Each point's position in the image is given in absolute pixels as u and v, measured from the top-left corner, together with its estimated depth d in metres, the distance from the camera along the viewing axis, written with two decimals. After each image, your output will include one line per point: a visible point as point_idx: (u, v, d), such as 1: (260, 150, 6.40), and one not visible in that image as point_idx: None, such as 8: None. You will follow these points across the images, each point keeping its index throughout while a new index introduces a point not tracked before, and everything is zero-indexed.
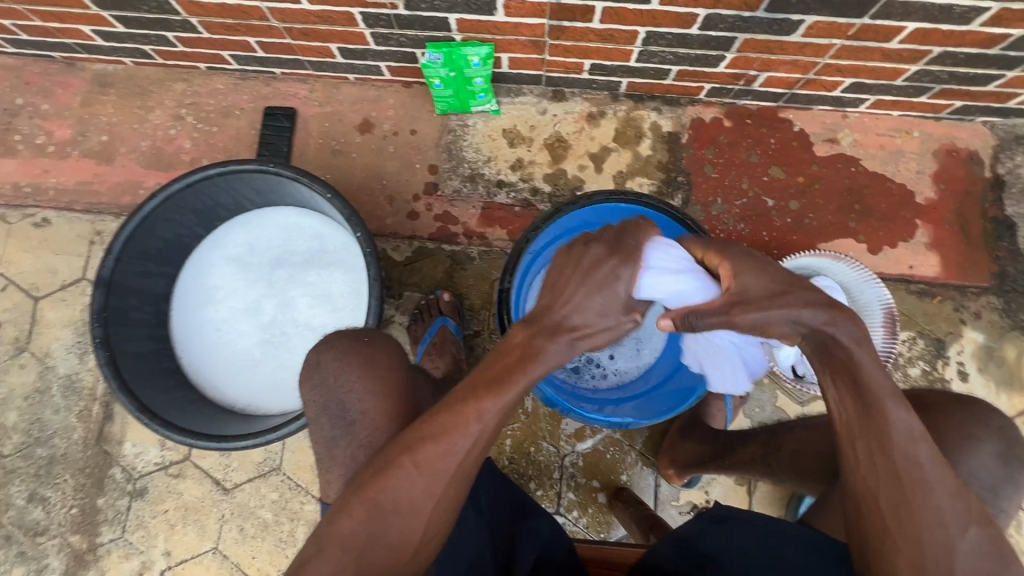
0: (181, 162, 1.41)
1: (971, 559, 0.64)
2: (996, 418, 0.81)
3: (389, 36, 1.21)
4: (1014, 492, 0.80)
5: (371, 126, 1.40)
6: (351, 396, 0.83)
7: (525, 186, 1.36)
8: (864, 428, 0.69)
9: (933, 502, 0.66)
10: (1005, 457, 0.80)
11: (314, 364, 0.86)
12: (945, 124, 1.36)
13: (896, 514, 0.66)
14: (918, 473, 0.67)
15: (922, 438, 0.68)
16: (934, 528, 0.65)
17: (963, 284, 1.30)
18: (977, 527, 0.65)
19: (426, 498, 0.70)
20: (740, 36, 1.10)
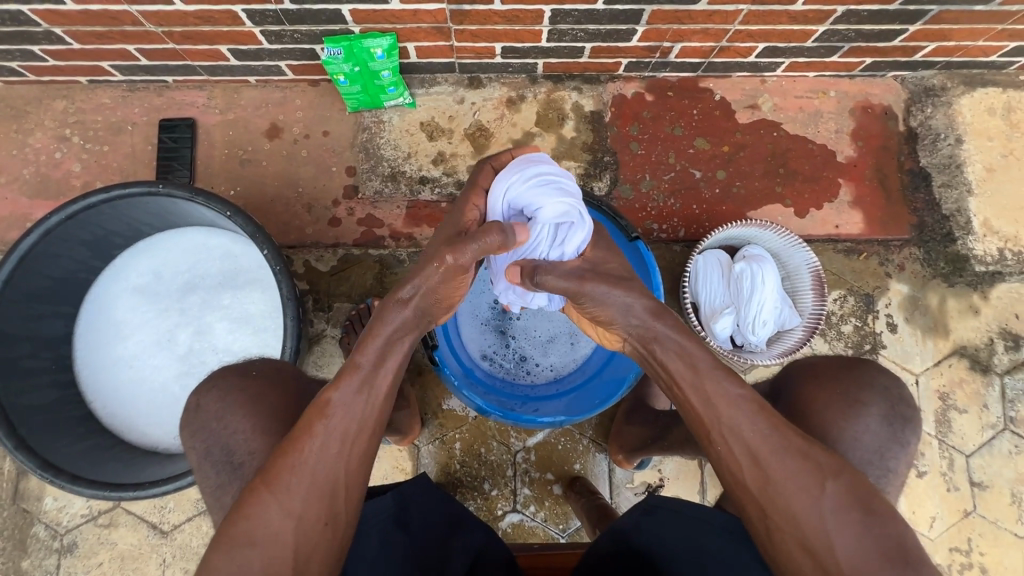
0: (73, 187, 1.28)
1: (838, 514, 0.64)
2: (881, 379, 0.84)
3: (281, 33, 1.12)
4: (902, 453, 0.81)
5: (280, 131, 1.32)
6: (238, 438, 0.77)
7: (449, 181, 1.30)
8: (713, 418, 0.70)
9: (787, 472, 0.66)
10: (889, 418, 0.81)
11: (193, 408, 0.81)
12: (859, 81, 1.38)
13: (764, 492, 0.66)
14: (767, 448, 0.67)
15: (756, 411, 0.69)
16: (796, 496, 0.65)
17: (886, 239, 1.33)
18: (832, 481, 0.66)
19: (300, 511, 0.65)
20: (647, 8, 1.07)
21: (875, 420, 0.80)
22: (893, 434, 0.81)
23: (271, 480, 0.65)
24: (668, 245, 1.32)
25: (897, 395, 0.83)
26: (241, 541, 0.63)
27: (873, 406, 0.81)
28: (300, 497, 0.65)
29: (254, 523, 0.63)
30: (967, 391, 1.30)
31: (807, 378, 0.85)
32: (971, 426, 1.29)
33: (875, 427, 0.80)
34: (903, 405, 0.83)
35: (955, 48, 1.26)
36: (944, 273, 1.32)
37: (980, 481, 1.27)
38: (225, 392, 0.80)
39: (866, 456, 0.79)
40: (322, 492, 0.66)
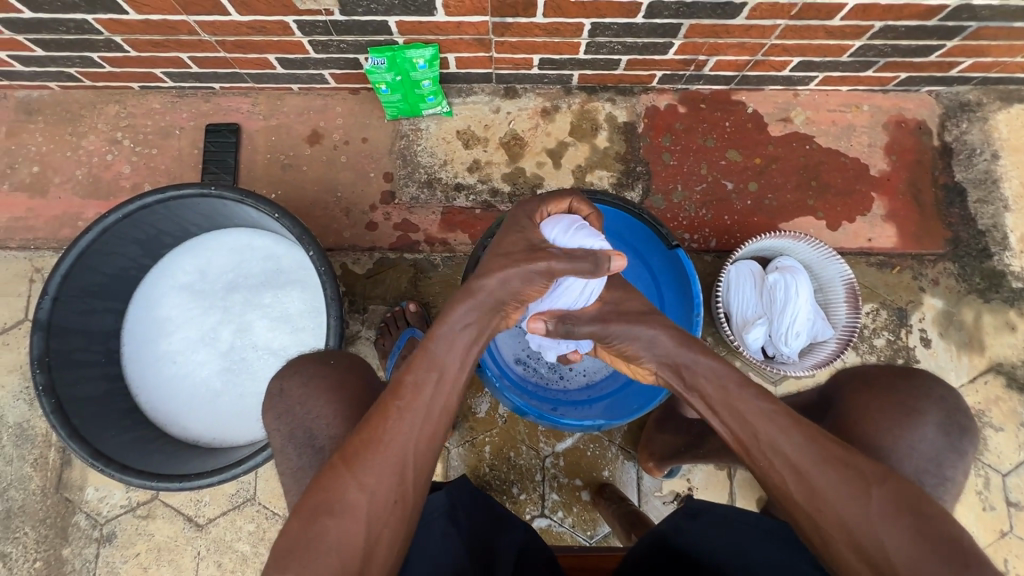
0: (122, 188, 1.33)
1: (887, 518, 0.64)
2: (938, 388, 0.83)
3: (328, 43, 1.16)
4: (960, 461, 0.80)
5: (320, 137, 1.36)
6: (319, 422, 0.81)
7: (484, 188, 1.33)
8: (750, 435, 0.72)
9: (831, 481, 0.66)
10: (947, 428, 0.80)
11: (277, 393, 0.85)
12: (892, 96, 1.38)
13: (810, 502, 0.67)
14: (806, 460, 0.68)
15: (791, 425, 0.70)
16: (843, 504, 0.65)
17: (920, 253, 1.33)
18: (877, 486, 0.66)
19: (373, 487, 0.68)
20: (685, 22, 1.09)
21: (934, 428, 0.80)
22: (952, 444, 0.80)
23: (348, 458, 0.69)
24: (699, 255, 1.33)
25: (957, 404, 0.83)
26: (317, 519, 0.66)
27: (930, 416, 0.81)
28: (377, 469, 0.68)
29: (331, 495, 0.67)
30: (1003, 408, 1.28)
31: (859, 386, 0.85)
32: (1008, 444, 1.27)
33: (933, 436, 0.80)
34: (961, 414, 0.82)
35: (992, 64, 1.26)
36: (980, 288, 1.31)
37: (1017, 501, 1.25)
38: (308, 378, 0.85)
39: (923, 464, 0.79)
40: (392, 471, 0.69)
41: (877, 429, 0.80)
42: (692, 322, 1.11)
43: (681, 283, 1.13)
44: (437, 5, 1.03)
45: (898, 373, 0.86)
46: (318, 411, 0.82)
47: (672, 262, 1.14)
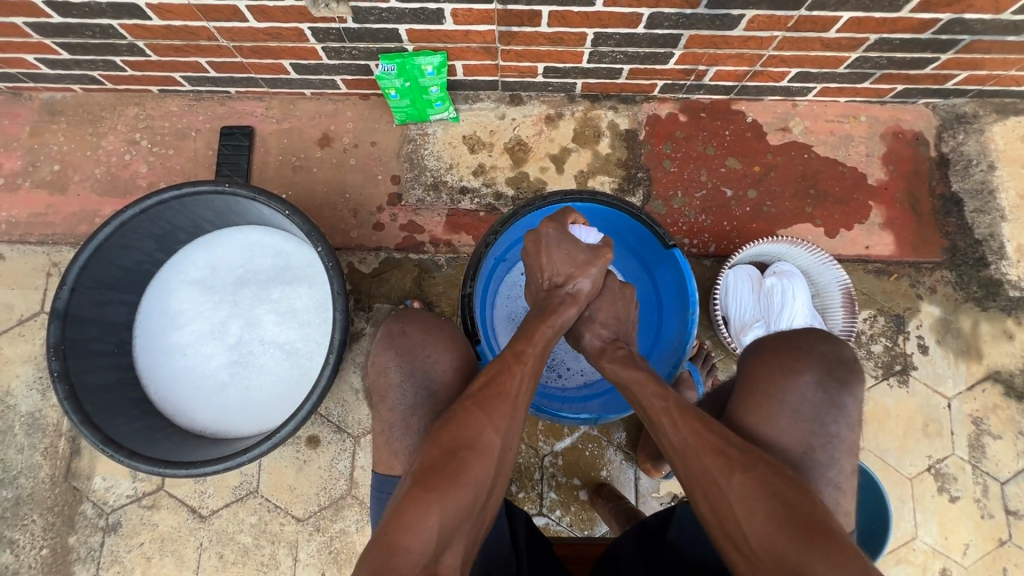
0: (138, 187, 1.38)
1: (744, 502, 0.69)
2: (818, 345, 0.84)
3: (341, 50, 1.21)
4: (841, 417, 0.80)
5: (331, 140, 1.40)
6: (435, 365, 0.93)
7: (488, 192, 1.36)
8: (655, 424, 0.82)
9: (707, 466, 0.73)
10: (823, 383, 0.81)
11: (398, 333, 0.95)
12: (890, 107, 1.41)
13: (690, 485, 0.75)
14: (687, 447, 0.76)
15: (679, 417, 0.79)
16: (712, 488, 0.72)
17: (917, 261, 1.35)
18: (740, 472, 0.71)
19: (505, 431, 0.79)
20: (685, 33, 1.13)
21: (806, 384, 0.81)
22: (831, 401, 0.80)
23: (483, 405, 0.80)
24: (699, 260, 1.35)
25: (833, 358, 0.83)
26: (461, 450, 0.75)
27: (803, 373, 0.82)
28: (505, 414, 0.80)
29: (470, 434, 0.77)
30: (1001, 417, 1.28)
31: (752, 356, 0.87)
32: (1006, 452, 1.27)
33: (812, 392, 0.81)
34: (839, 368, 0.82)
35: (987, 77, 1.28)
36: (977, 296, 1.33)
37: (1015, 509, 1.25)
38: (429, 327, 0.96)
39: (806, 427, 0.80)
40: (514, 418, 0.81)
41: (756, 399, 0.82)
42: (686, 320, 1.13)
43: (676, 283, 1.15)
44: (445, 14, 1.08)
45: (769, 340, 0.87)
46: (434, 351, 0.94)
47: (668, 264, 1.16)
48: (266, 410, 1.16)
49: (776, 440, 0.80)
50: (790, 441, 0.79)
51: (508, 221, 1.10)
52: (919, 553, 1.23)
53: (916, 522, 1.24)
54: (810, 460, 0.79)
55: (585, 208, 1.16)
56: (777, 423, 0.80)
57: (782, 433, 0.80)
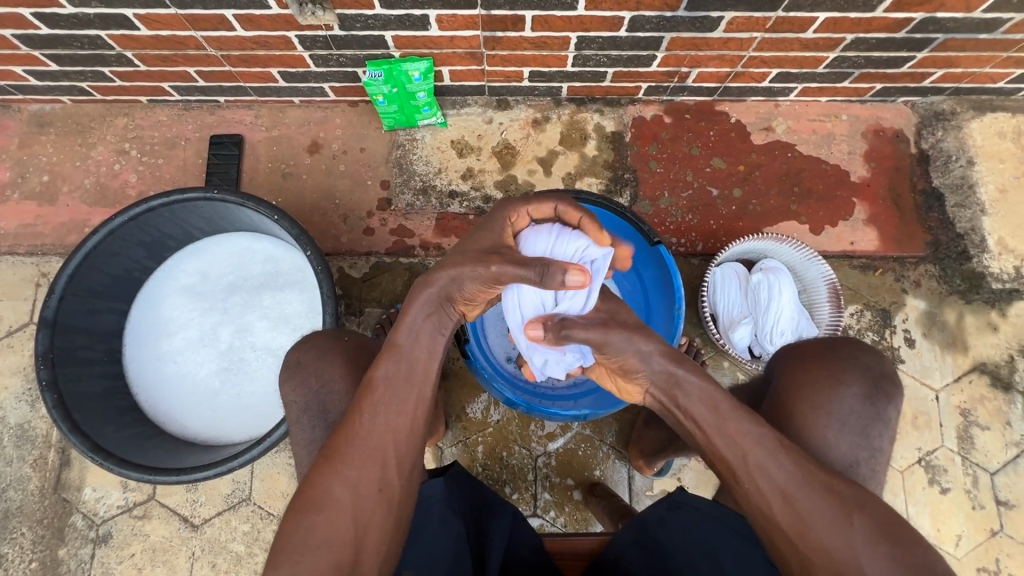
0: (128, 196, 1.39)
1: (867, 549, 0.65)
2: (863, 355, 0.85)
3: (328, 57, 1.23)
4: (885, 428, 0.82)
5: (320, 147, 1.41)
6: (335, 397, 0.86)
7: (477, 195, 1.38)
8: (736, 461, 0.72)
9: (815, 507, 0.68)
10: (871, 396, 0.82)
11: (294, 363, 0.90)
12: (870, 106, 1.44)
13: (795, 529, 0.68)
14: (788, 487, 0.70)
15: (775, 451, 0.71)
16: (825, 533, 0.67)
17: (901, 256, 1.37)
18: (857, 514, 0.67)
19: (356, 480, 0.70)
20: (666, 35, 1.15)
21: (854, 395, 0.82)
22: (876, 412, 0.82)
23: (333, 456, 0.71)
24: (687, 258, 1.37)
25: (879, 371, 0.84)
26: (307, 509, 0.67)
27: (850, 385, 0.82)
28: (355, 462, 0.70)
29: (317, 493, 0.68)
30: (989, 408, 1.30)
31: (793, 359, 0.87)
32: (994, 443, 1.28)
33: (859, 404, 0.82)
34: (885, 380, 0.84)
35: (962, 75, 1.31)
36: (961, 289, 1.35)
37: (1006, 500, 1.26)
38: (322, 353, 0.89)
39: (852, 439, 0.81)
40: (369, 457, 0.71)
41: (804, 408, 0.81)
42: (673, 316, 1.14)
43: (663, 280, 1.16)
44: (430, 20, 1.10)
45: (816, 349, 0.87)
46: (329, 380, 0.87)
47: (654, 259, 1.17)
48: (258, 416, 1.16)
49: (825, 453, 0.80)
50: (838, 453, 0.80)
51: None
52: None
53: (909, 514, 1.25)
54: (855, 471, 0.80)
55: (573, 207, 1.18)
56: (824, 434, 0.80)
57: (830, 445, 0.80)
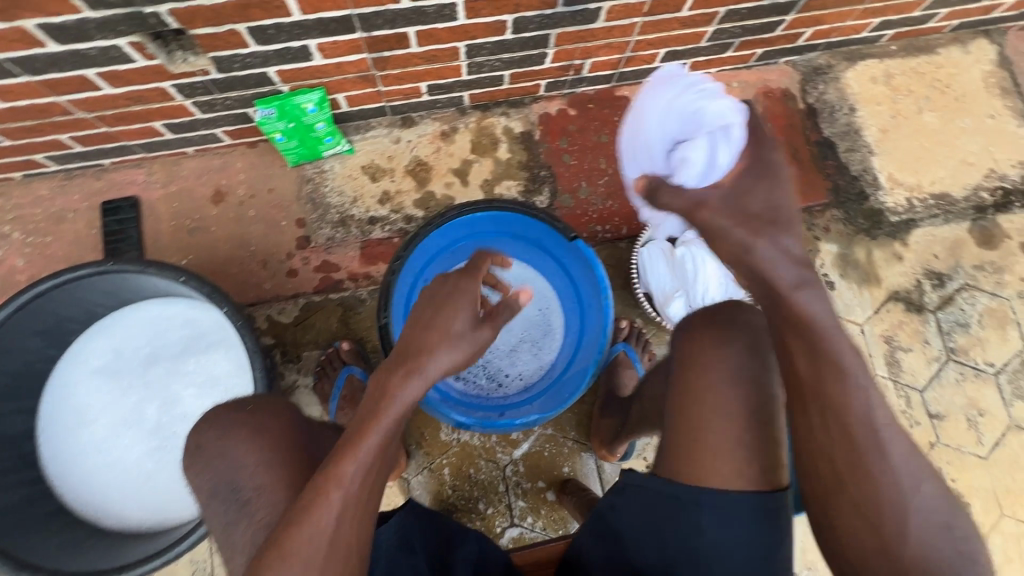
0: (18, 282, 1.27)
1: (923, 514, 0.69)
2: (742, 315, 0.87)
3: (212, 102, 1.17)
4: (772, 377, 0.83)
5: (224, 195, 1.35)
6: (243, 473, 0.80)
7: (398, 217, 1.35)
8: (826, 405, 0.74)
9: (891, 461, 0.70)
10: (754, 348, 0.84)
11: (196, 448, 0.83)
12: (756, 70, 1.51)
13: (851, 476, 0.71)
14: (875, 438, 0.71)
15: (885, 401, 0.73)
16: (884, 491, 0.70)
17: (808, 206, 1.45)
18: (928, 486, 0.70)
19: None
20: (552, 32, 1.17)
21: (737, 352, 0.83)
22: (763, 364, 0.83)
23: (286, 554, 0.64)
24: (615, 244, 1.40)
25: (756, 326, 0.86)
26: None
27: (734, 343, 0.84)
28: (315, 566, 0.64)
29: None
30: (908, 331, 1.40)
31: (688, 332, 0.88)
32: (919, 362, 1.38)
33: (745, 359, 0.83)
34: (763, 333, 0.86)
35: (830, 30, 1.40)
36: (865, 227, 1.44)
37: (937, 412, 1.36)
38: (225, 431, 0.83)
39: (745, 393, 0.82)
40: (333, 558, 0.65)
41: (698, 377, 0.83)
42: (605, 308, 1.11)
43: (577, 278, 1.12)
44: (312, 49, 1.07)
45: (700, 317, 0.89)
46: (238, 455, 0.82)
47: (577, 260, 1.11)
48: None
49: (719, 410, 0.81)
50: (733, 407, 0.81)
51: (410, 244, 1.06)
52: None
53: None
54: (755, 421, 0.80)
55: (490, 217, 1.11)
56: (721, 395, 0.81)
57: (724, 403, 0.81)
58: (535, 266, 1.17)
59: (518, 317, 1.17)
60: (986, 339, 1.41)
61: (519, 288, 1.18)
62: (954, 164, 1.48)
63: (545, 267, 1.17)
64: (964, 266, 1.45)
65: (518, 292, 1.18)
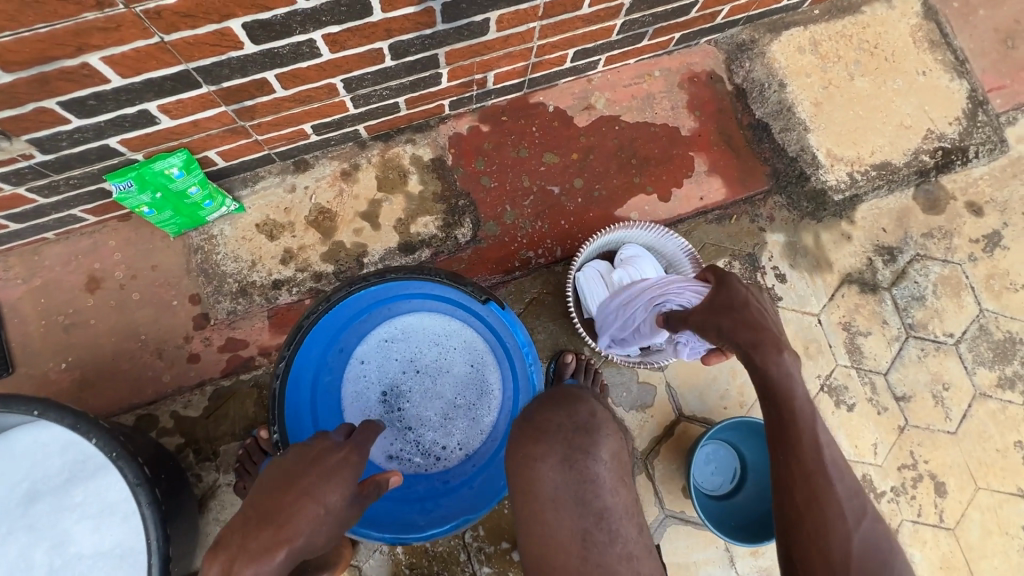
0: None
1: (864, 546, 0.72)
2: (557, 421, 0.83)
3: (52, 185, 0.99)
4: (598, 486, 0.79)
5: (100, 281, 1.17)
6: None
7: (305, 276, 1.20)
8: (786, 434, 0.79)
9: (828, 493, 0.74)
10: (569, 458, 0.79)
11: None
12: (677, 55, 1.40)
13: (804, 504, 0.74)
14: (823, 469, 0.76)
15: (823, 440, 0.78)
16: (831, 527, 0.72)
17: (749, 196, 1.36)
18: (867, 523, 0.74)
19: None
20: (439, 52, 1.02)
21: (551, 469, 0.79)
22: (580, 473, 0.78)
23: None
24: (550, 268, 1.29)
25: (571, 427, 0.82)
26: None
27: (545, 457, 0.80)
28: None
29: None
30: (865, 313, 1.34)
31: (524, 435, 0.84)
32: (879, 345, 1.33)
33: (559, 474, 0.79)
34: (581, 435, 0.82)
35: (748, 4, 1.29)
36: (809, 211, 1.36)
37: (903, 394, 1.31)
38: None
39: (573, 511, 0.77)
40: None
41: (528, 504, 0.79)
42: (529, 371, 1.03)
43: (504, 337, 1.04)
44: (154, 113, 0.90)
45: (521, 425, 0.86)
46: None
47: (490, 316, 1.03)
48: None
49: (551, 537, 0.77)
50: (564, 532, 0.76)
51: (299, 336, 0.95)
52: None
53: None
54: (592, 541, 0.76)
55: (391, 285, 1.01)
56: (549, 520, 0.78)
57: (552, 528, 0.77)
58: (461, 320, 1.11)
59: (448, 379, 1.11)
60: (943, 309, 1.36)
61: (446, 345, 1.12)
62: (892, 130, 1.39)
63: (471, 321, 1.10)
64: (913, 237, 1.38)
65: (446, 350, 1.12)
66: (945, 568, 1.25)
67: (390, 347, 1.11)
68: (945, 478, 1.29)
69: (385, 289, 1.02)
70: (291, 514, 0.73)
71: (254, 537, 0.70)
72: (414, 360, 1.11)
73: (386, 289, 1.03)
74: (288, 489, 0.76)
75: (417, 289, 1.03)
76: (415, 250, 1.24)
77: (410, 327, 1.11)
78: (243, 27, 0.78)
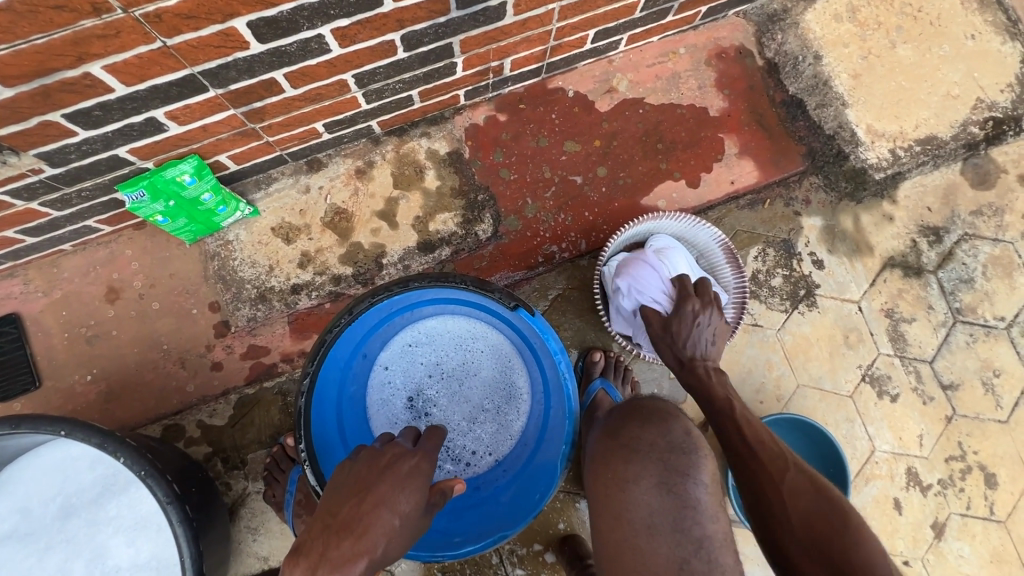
0: None
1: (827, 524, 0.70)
2: (644, 437, 0.75)
3: (65, 198, 0.97)
4: (697, 515, 0.68)
5: (119, 291, 1.16)
6: None
7: (324, 279, 1.17)
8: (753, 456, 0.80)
9: None
10: (665, 483, 0.70)
11: None
12: (704, 30, 1.31)
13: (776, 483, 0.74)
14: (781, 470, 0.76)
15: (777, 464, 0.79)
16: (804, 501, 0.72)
17: (784, 178, 1.28)
18: None
19: None
20: (453, 40, 0.96)
21: (645, 492, 0.70)
22: (681, 499, 0.69)
23: None
24: (575, 262, 1.24)
25: (664, 446, 0.73)
26: None
27: (638, 479, 0.71)
28: None
29: None
30: (909, 299, 1.27)
31: (610, 451, 0.77)
32: (924, 331, 1.26)
33: (656, 499, 0.69)
34: (674, 455, 0.72)
35: None
36: (848, 191, 1.29)
37: (950, 382, 1.25)
38: None
39: (670, 539, 0.67)
40: None
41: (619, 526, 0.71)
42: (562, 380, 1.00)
43: (532, 340, 1.01)
44: (161, 120, 0.86)
45: (606, 441, 0.79)
46: None
47: (519, 321, 1.00)
48: None
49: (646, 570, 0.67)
50: (660, 563, 0.67)
51: (323, 349, 0.93)
52: (882, 463, 1.21)
53: (870, 434, 1.22)
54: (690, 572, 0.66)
55: (415, 292, 0.98)
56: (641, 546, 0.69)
57: (646, 556, 0.68)
58: (485, 323, 1.08)
59: (475, 382, 1.08)
60: (994, 291, 1.28)
61: (472, 348, 1.09)
62: (938, 100, 1.29)
63: (496, 323, 1.07)
64: (961, 215, 1.30)
65: (471, 353, 1.09)
66: (996, 561, 1.20)
67: (415, 352, 1.08)
68: (996, 469, 1.23)
69: (408, 295, 0.99)
70: (368, 523, 0.67)
71: (336, 545, 0.64)
72: (439, 364, 1.09)
73: (410, 296, 0.99)
74: (365, 496, 0.71)
75: (442, 294, 1.00)
76: (435, 249, 1.20)
77: (433, 331, 1.09)
78: (249, 25, 0.73)
